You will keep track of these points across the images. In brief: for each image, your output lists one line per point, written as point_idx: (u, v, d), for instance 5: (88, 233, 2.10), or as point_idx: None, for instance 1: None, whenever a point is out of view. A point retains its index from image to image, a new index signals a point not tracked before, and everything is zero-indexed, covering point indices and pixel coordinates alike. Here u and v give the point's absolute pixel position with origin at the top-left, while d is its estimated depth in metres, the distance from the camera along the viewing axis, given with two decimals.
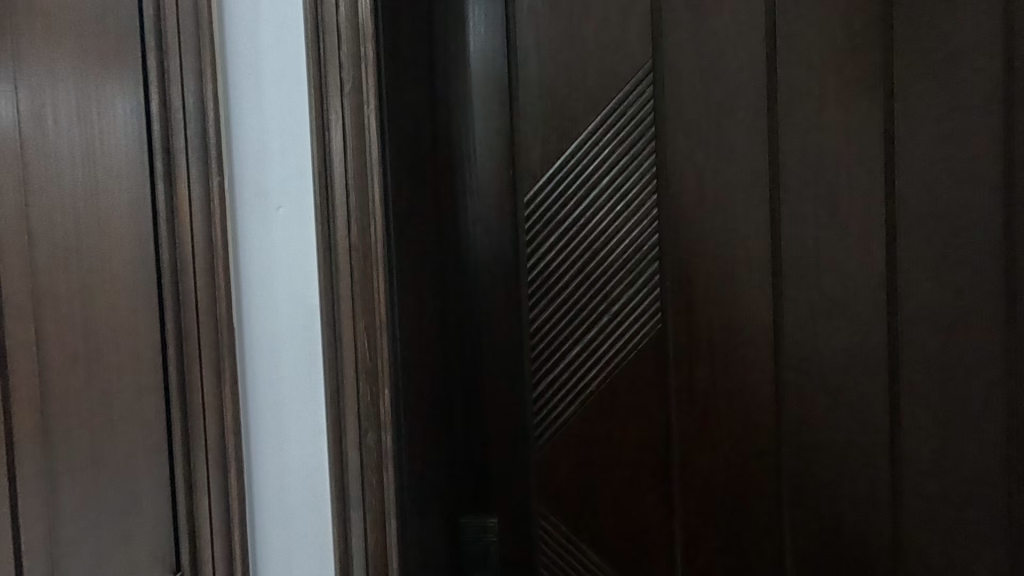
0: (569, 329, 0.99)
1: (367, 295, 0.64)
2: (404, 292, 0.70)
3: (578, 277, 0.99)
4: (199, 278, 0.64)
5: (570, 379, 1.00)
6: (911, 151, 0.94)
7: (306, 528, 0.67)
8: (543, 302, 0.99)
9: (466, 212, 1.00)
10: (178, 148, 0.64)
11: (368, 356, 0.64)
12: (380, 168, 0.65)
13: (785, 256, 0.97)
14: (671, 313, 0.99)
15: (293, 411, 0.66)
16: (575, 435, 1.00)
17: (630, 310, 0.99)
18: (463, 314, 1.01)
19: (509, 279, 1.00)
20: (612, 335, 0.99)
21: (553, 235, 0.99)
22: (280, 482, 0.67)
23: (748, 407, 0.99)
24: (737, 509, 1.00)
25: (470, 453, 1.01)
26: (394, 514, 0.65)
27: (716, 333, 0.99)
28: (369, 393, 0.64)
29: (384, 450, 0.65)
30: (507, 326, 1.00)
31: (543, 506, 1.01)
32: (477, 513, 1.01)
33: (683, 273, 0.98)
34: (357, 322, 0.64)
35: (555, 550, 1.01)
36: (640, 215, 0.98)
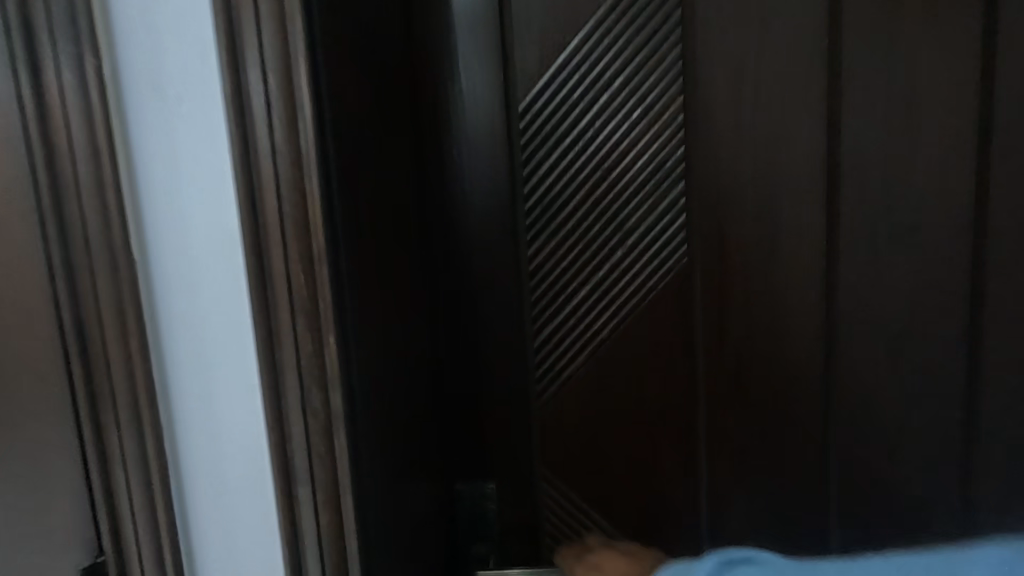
0: (576, 266, 0.84)
1: (300, 216, 0.49)
2: (355, 216, 0.55)
3: (585, 204, 0.82)
4: (85, 200, 0.49)
5: (578, 326, 0.85)
6: (1017, 27, 0.73)
7: (248, 507, 0.54)
8: (544, 235, 0.83)
9: (448, 128, 0.82)
10: (39, 24, 0.47)
11: (308, 297, 0.50)
12: (307, 43, 0.48)
13: (844, 172, 0.78)
14: (700, 245, 0.82)
15: (220, 367, 0.53)
16: (585, 389, 0.86)
17: (650, 242, 0.82)
18: (449, 252, 0.85)
19: (502, 209, 0.84)
20: (627, 273, 0.83)
21: (555, 154, 0.82)
22: (212, 452, 0.54)
23: (790, 355, 0.83)
24: (773, 472, 0.86)
25: (463, 412, 0.88)
26: (350, 491, 0.53)
27: (754, 267, 0.82)
28: (311, 344, 0.51)
29: (334, 413, 0.52)
30: (503, 265, 0.85)
31: (547, 469, 0.88)
32: (472, 479, 0.89)
33: (716, 194, 0.80)
34: (290, 252, 0.50)
35: (562, 516, 0.89)
36: (661, 125, 0.80)
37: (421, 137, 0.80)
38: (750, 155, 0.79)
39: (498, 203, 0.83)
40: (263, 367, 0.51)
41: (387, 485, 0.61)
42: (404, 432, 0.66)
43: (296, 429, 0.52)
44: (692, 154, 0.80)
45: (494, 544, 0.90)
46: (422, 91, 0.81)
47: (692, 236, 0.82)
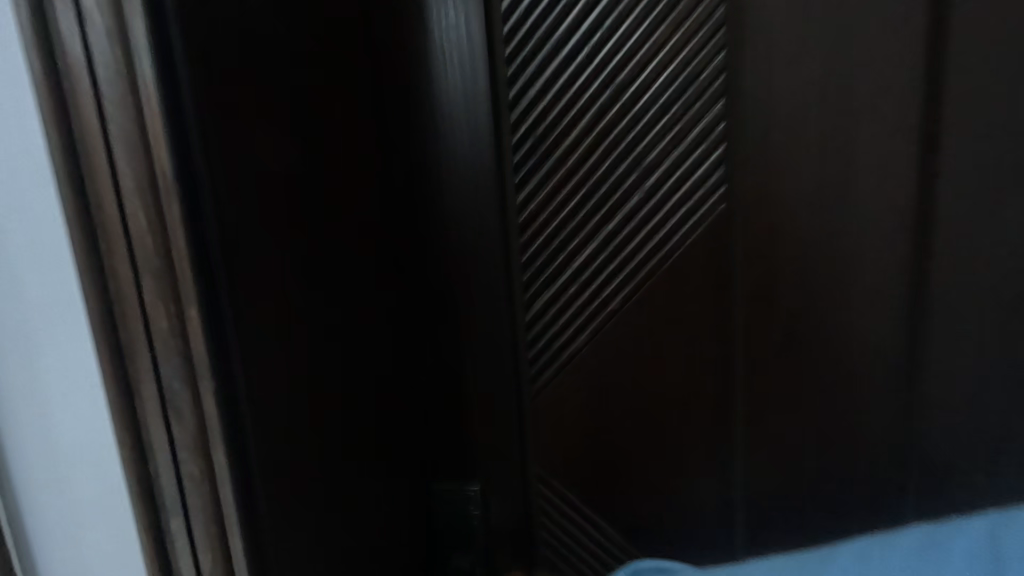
0: (580, 215, 0.67)
1: (126, 114, 0.32)
2: (241, 145, 0.38)
3: (592, 138, 0.65)
4: None
5: (584, 291, 0.68)
6: None
7: (102, 538, 0.39)
8: (538, 176, 0.66)
9: (411, 36, 0.63)
10: None
11: (151, 242, 0.33)
12: None
13: (926, 103, 0.62)
14: (741, 185, 0.65)
15: (42, 344, 0.36)
16: (593, 369, 0.70)
17: (674, 185, 0.65)
18: (417, 201, 0.67)
19: (482, 146, 0.65)
20: (648, 221, 0.66)
21: (551, 68, 0.63)
22: (46, 464, 0.38)
23: (839, 327, 0.68)
24: (802, 465, 0.73)
25: (441, 399, 0.72)
26: (238, 522, 0.37)
27: (799, 218, 0.66)
28: (161, 314, 0.34)
29: (205, 414, 0.36)
30: (485, 216, 0.67)
31: (540, 466, 0.73)
32: (453, 477, 0.74)
33: (766, 117, 0.63)
34: (117, 171, 0.32)
35: (561, 521, 0.75)
36: (693, 26, 0.62)
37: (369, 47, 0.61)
38: (797, 73, 0.62)
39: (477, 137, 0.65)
40: (99, 355, 0.35)
41: (310, 507, 0.47)
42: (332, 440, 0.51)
43: (164, 447, 0.36)
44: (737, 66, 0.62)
45: (480, 558, 0.75)
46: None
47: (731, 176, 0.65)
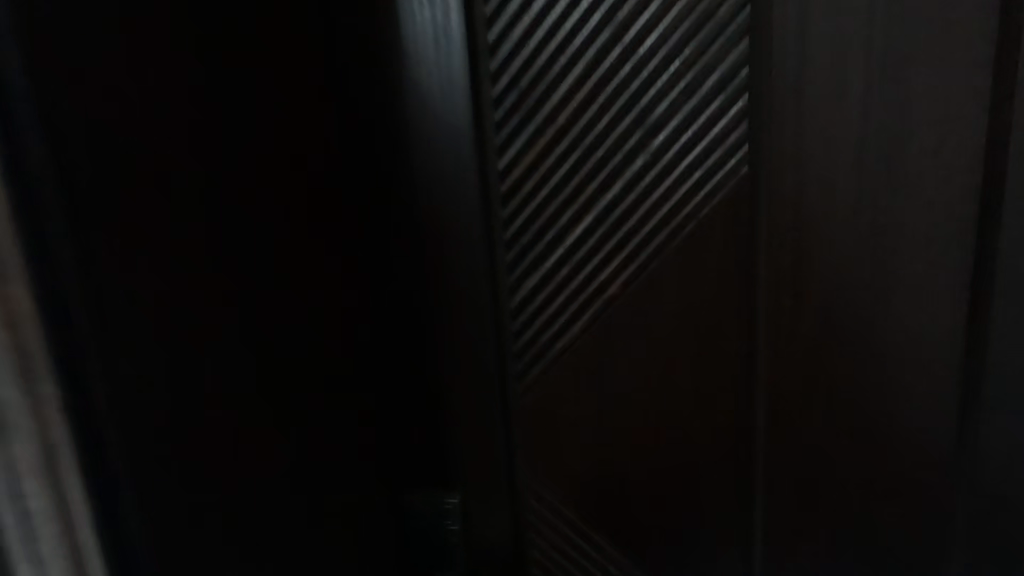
0: (572, 182, 0.59)
1: None
2: (100, 73, 0.32)
3: (584, 92, 0.56)
4: None
5: (577, 268, 0.60)
6: None
7: None
8: (524, 137, 0.58)
9: None
10: None
11: None
12: None
13: (990, 47, 0.52)
14: (769, 142, 0.56)
15: None
16: (589, 358, 0.63)
17: (684, 146, 0.57)
18: (390, 169, 0.60)
19: (454, 104, 0.57)
20: (651, 187, 0.58)
21: (536, 10, 0.55)
22: None
23: (878, 314, 0.59)
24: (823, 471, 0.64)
25: (418, 392, 0.65)
26: (86, 531, 0.31)
27: (830, 185, 0.56)
28: None
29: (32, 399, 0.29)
30: (465, 185, 0.59)
31: (527, 471, 0.65)
32: (430, 484, 0.67)
33: (800, 61, 0.54)
34: None
35: (552, 533, 0.67)
36: None
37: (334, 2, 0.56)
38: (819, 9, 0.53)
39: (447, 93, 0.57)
40: None
41: (223, 516, 0.40)
42: (263, 447, 0.45)
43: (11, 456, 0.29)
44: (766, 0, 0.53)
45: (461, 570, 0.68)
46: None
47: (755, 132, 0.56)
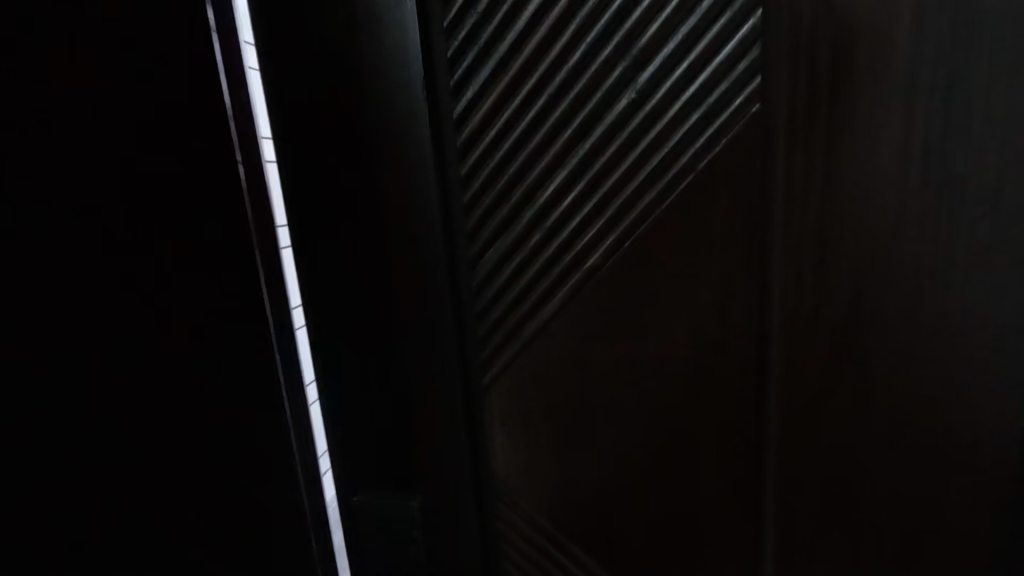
0: (538, 133, 0.52)
1: None
2: None
3: (548, 26, 0.49)
4: None
5: (547, 231, 0.54)
6: None
7: None
8: (482, 81, 0.52)
9: None
10: None
11: None
12: None
13: None
14: (790, 71, 0.46)
15: None
16: (563, 333, 0.56)
17: (676, 80, 0.48)
18: (334, 126, 0.53)
19: (393, 30, 0.50)
20: (628, 137, 0.50)
21: None
22: None
23: (924, 291, 0.48)
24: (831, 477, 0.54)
25: (384, 376, 0.60)
26: None
27: (858, 127, 0.46)
28: None
29: None
30: (418, 139, 0.53)
31: (498, 466, 0.62)
32: (397, 478, 0.63)
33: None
34: None
35: (519, 535, 0.63)
36: None
37: None
38: None
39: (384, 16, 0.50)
40: None
41: None
42: None
43: None
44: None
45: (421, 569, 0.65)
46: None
47: (772, 57, 0.46)
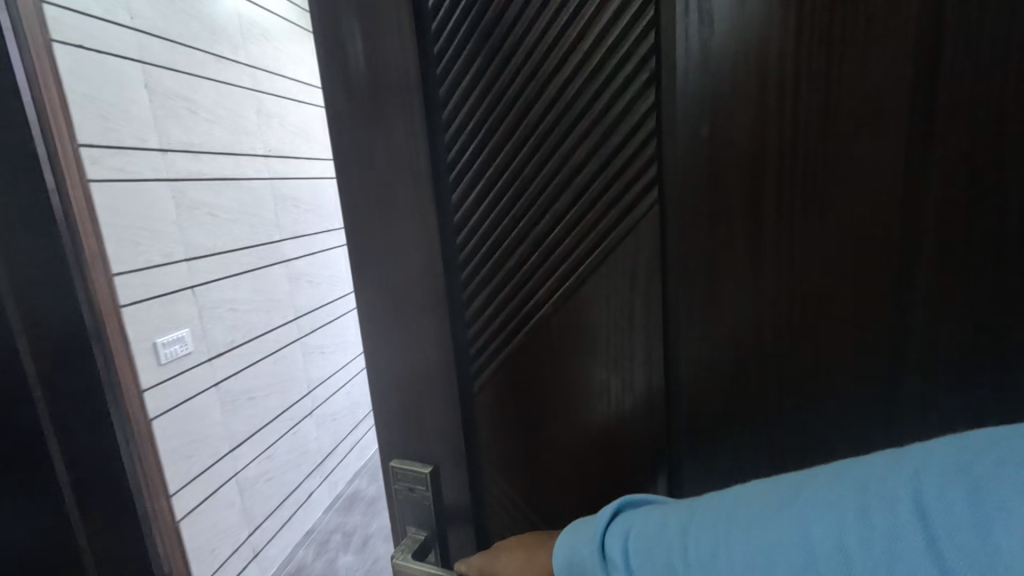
0: (513, 231, 0.72)
1: None
2: None
3: (518, 163, 0.69)
4: None
5: (518, 299, 0.73)
6: None
7: None
8: (474, 197, 0.72)
9: (359, 86, 0.69)
10: None
11: None
12: None
13: (799, 108, 0.57)
14: (676, 182, 0.63)
15: None
16: (526, 376, 0.74)
17: (604, 188, 0.66)
18: (372, 226, 0.73)
19: (410, 146, 0.69)
20: (572, 239, 0.69)
21: (480, 101, 0.69)
22: None
23: (801, 332, 0.62)
24: (711, 470, 0.70)
25: (401, 407, 0.78)
26: None
27: (718, 230, 0.63)
28: None
29: None
30: (427, 237, 0.71)
31: (486, 462, 0.79)
32: (415, 461, 0.78)
33: (704, 103, 0.60)
34: None
35: (504, 510, 0.80)
36: (614, 49, 0.62)
37: (340, 104, 0.71)
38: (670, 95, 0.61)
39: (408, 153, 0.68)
40: None
41: None
42: None
43: None
44: (669, 57, 0.60)
45: (434, 541, 0.79)
46: (312, 14, 0.69)
47: (665, 171, 0.63)
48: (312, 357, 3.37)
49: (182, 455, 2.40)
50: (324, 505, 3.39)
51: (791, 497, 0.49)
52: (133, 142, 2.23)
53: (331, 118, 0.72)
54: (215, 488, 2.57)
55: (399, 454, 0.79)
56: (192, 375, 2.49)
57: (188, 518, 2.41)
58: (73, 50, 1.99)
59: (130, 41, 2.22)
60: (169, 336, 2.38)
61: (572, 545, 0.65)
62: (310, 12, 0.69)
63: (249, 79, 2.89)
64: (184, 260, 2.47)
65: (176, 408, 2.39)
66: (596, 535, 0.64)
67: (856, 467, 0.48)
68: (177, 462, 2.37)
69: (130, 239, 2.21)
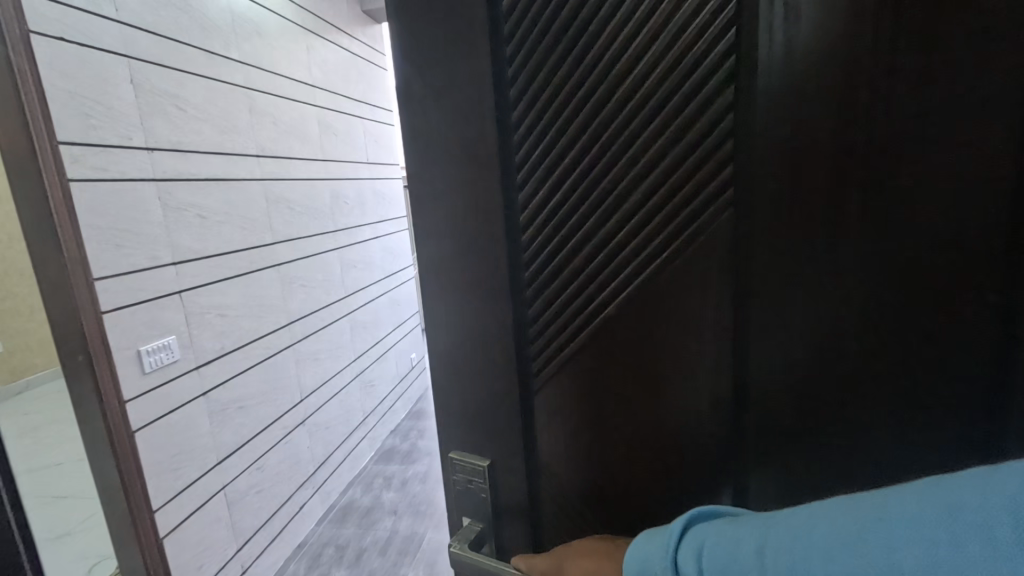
0: (578, 232, 0.73)
1: None
2: None
3: (584, 165, 0.71)
4: None
5: (580, 298, 0.74)
6: None
7: None
8: (539, 199, 0.74)
9: (435, 96, 0.73)
10: None
11: None
12: None
13: (889, 98, 0.54)
14: (751, 182, 0.62)
15: None
16: (586, 374, 0.75)
17: (672, 191, 0.66)
18: (443, 225, 0.78)
19: (480, 151, 0.72)
20: (638, 241, 0.69)
21: (550, 107, 0.70)
22: None
23: (883, 330, 0.60)
24: (778, 468, 0.68)
25: (462, 396, 0.83)
26: None
27: (791, 232, 0.61)
28: None
29: None
30: (495, 236, 0.75)
31: (543, 457, 0.80)
32: (471, 452, 0.84)
33: (788, 100, 0.58)
34: None
35: (559, 506, 0.80)
36: (688, 55, 0.62)
37: (418, 112, 0.75)
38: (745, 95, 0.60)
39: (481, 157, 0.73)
40: None
41: None
42: None
43: None
44: (749, 55, 0.59)
45: (490, 531, 0.84)
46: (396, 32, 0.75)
47: (742, 170, 0.62)
48: (306, 364, 3.27)
49: (168, 468, 2.29)
50: (316, 516, 3.29)
51: (876, 510, 0.49)
52: (119, 140, 2.14)
53: (404, 116, 0.77)
54: (203, 503, 2.46)
55: (456, 443, 0.85)
56: (179, 384, 2.39)
57: (173, 535, 2.30)
58: (54, 44, 1.90)
59: (115, 34, 2.13)
60: (154, 344, 2.27)
61: (642, 558, 0.65)
62: (387, 20, 0.75)
63: (241, 76, 2.82)
64: (171, 264, 2.38)
65: (161, 419, 2.28)
66: (666, 549, 0.63)
67: (956, 483, 0.46)
68: (161, 475, 2.25)
69: (113, 242, 2.10)
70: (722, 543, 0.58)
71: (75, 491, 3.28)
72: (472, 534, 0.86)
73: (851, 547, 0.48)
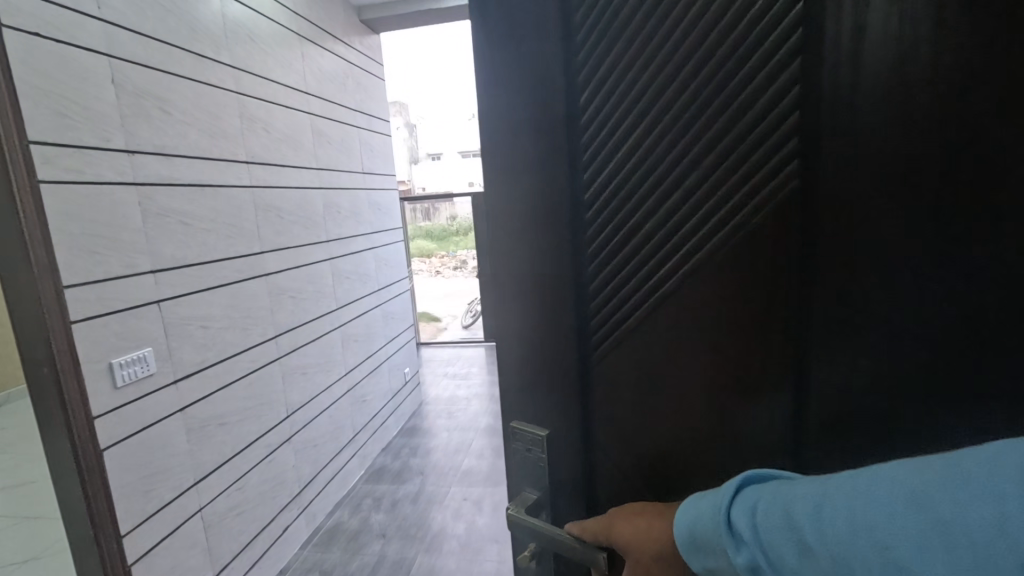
0: (640, 207, 0.73)
1: None
2: None
3: (647, 141, 0.71)
4: None
5: (641, 273, 0.74)
6: None
7: None
8: (603, 176, 0.75)
9: (503, 78, 0.76)
10: None
11: None
12: None
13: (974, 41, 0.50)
14: (821, 152, 0.61)
15: None
16: (646, 350, 0.75)
17: (737, 163, 0.66)
18: (504, 201, 0.80)
19: (547, 129, 0.75)
20: (701, 213, 0.69)
21: (616, 87, 0.72)
22: None
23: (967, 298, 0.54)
24: (851, 444, 0.64)
25: (518, 369, 0.83)
26: None
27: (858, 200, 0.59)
28: None
29: None
30: (557, 211, 0.77)
31: (601, 432, 0.79)
32: (530, 421, 0.85)
33: (861, 64, 0.56)
34: None
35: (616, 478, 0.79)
36: (753, 28, 0.62)
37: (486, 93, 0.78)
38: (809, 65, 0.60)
39: (546, 135, 0.75)
40: None
41: None
42: None
43: None
44: (819, 23, 0.59)
45: (549, 502, 0.84)
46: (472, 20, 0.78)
47: (811, 141, 0.61)
48: (295, 377, 3.15)
49: (139, 489, 2.13)
50: (302, 539, 3.13)
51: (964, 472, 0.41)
52: (98, 143, 2.05)
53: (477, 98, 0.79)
54: (177, 526, 2.29)
55: (514, 412, 0.87)
56: (154, 399, 2.24)
57: (141, 562, 2.11)
58: (30, 38, 1.82)
59: (98, 34, 2.07)
60: (128, 355, 2.13)
61: (694, 521, 0.59)
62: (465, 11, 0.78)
63: (232, 81, 2.78)
64: (150, 271, 2.27)
65: (135, 437, 2.13)
66: (717, 508, 0.56)
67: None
68: (130, 496, 2.08)
69: (86, 246, 1.99)
70: (780, 501, 0.51)
71: (45, 511, 3.08)
72: (528, 504, 0.84)
73: (932, 517, 0.41)
